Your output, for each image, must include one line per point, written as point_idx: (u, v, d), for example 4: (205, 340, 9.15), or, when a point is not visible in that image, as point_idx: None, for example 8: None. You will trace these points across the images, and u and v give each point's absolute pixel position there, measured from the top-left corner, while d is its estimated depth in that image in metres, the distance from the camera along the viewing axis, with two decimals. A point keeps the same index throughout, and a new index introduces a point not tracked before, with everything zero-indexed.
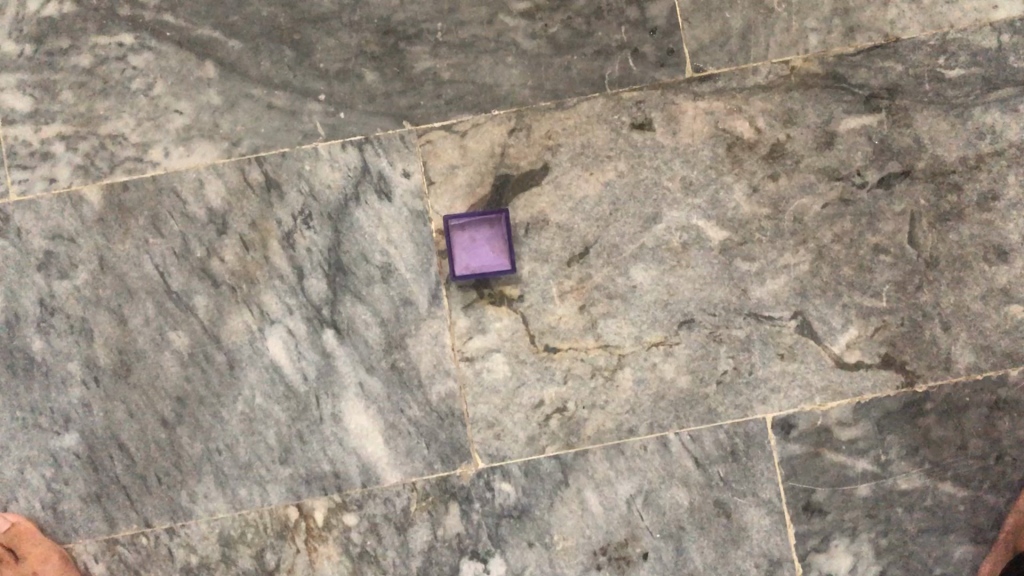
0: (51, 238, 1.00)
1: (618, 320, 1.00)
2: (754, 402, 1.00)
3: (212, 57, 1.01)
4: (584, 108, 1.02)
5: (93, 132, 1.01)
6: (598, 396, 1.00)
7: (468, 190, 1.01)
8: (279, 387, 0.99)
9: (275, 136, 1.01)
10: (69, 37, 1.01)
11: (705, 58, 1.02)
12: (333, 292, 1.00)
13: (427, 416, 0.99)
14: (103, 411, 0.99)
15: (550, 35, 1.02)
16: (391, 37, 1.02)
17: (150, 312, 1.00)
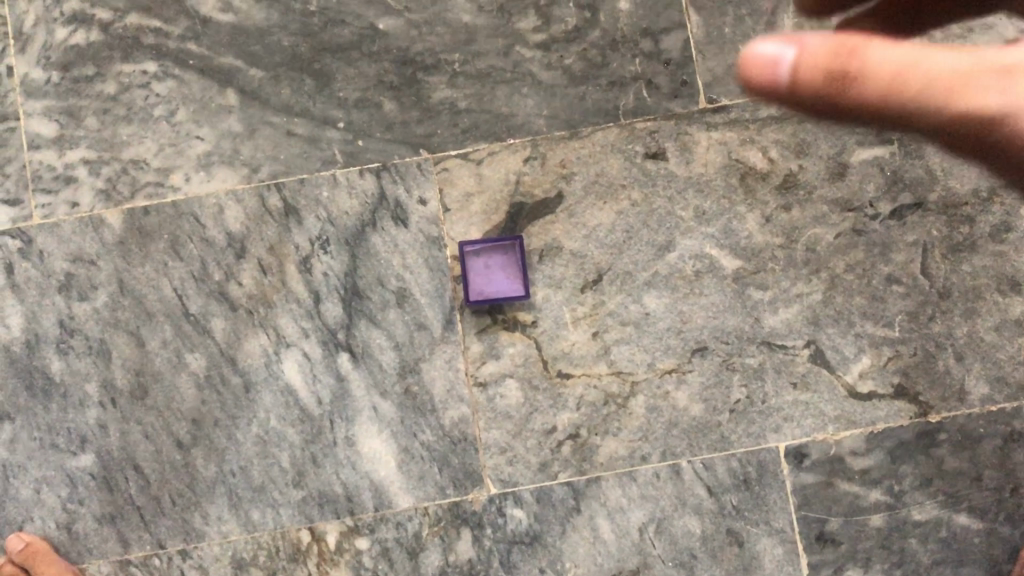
0: (72, 261, 1.01)
1: (631, 347, 1.01)
2: (767, 431, 1.00)
3: (233, 85, 1.03)
4: (598, 138, 1.03)
5: (116, 157, 1.03)
6: (610, 423, 1.00)
7: (483, 217, 1.02)
8: (293, 411, 1.00)
9: (295, 163, 1.03)
10: (94, 65, 1.04)
11: (718, 90, 1.04)
12: (350, 317, 1.01)
13: (440, 441, 1.00)
14: (120, 433, 1.00)
15: (565, 67, 1.04)
16: (410, 67, 1.04)
17: (168, 334, 1.01)
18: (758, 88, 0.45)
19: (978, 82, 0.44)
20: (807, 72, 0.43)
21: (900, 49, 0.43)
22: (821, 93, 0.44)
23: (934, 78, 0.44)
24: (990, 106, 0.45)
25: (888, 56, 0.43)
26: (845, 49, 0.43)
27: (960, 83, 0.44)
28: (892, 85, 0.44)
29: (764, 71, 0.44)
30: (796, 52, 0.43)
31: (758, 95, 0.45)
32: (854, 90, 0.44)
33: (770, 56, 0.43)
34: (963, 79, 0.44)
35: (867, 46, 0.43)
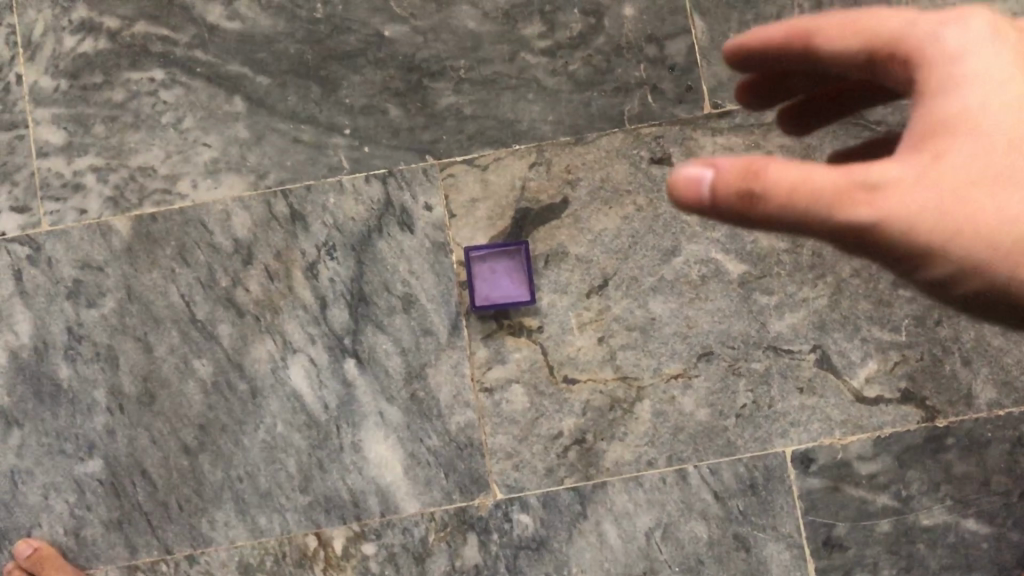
0: (80, 268, 1.02)
1: (637, 352, 1.01)
2: (774, 436, 1.00)
3: (240, 92, 1.04)
4: (603, 143, 1.03)
5: (123, 164, 1.03)
6: (616, 428, 1.00)
7: (489, 222, 1.02)
8: (300, 416, 1.00)
9: (301, 169, 1.03)
10: (102, 72, 1.04)
11: (724, 95, 1.04)
12: (356, 322, 1.01)
13: (446, 446, 1.00)
14: (128, 438, 1.00)
15: (570, 72, 1.04)
16: (415, 74, 1.04)
17: (175, 341, 1.01)
18: (688, 205, 0.52)
19: (879, 194, 0.50)
20: (724, 191, 0.50)
21: (800, 169, 0.50)
22: (737, 208, 0.50)
23: (835, 192, 0.50)
24: (900, 216, 0.50)
25: (789, 175, 0.49)
26: (750, 168, 0.49)
27: (860, 192, 0.50)
28: (794, 198, 0.49)
29: (690, 189, 0.51)
30: (711, 174, 0.50)
31: (690, 209, 0.52)
32: (767, 207, 0.50)
33: (691, 177, 0.51)
34: (862, 190, 0.50)
35: (769, 161, 0.50)
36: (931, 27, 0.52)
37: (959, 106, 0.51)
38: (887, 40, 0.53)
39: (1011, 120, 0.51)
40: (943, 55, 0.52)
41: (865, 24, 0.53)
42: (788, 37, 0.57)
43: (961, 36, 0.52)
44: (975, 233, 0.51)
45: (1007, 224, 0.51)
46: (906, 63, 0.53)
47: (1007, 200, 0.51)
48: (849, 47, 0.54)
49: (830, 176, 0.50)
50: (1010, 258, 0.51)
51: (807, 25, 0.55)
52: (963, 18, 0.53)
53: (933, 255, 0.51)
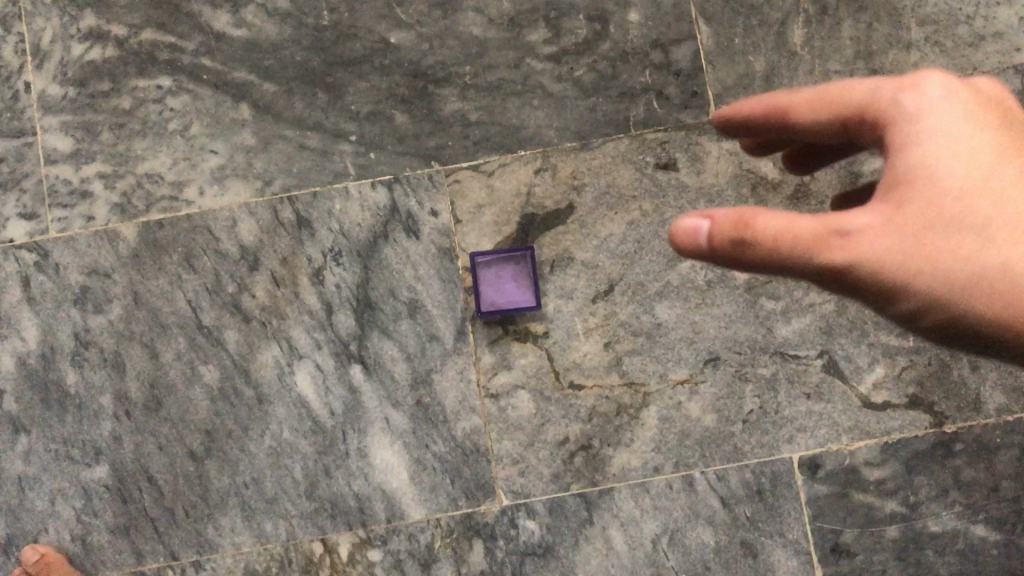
0: (87, 274, 1.02)
1: (643, 358, 1.01)
2: (781, 441, 0.99)
3: (247, 99, 1.04)
4: (609, 149, 1.03)
5: (130, 171, 1.04)
6: (622, 433, 1.00)
7: (494, 228, 1.02)
8: (306, 422, 1.00)
9: (307, 176, 1.04)
10: (109, 80, 1.05)
11: (729, 100, 1.04)
12: (362, 328, 1.01)
13: (452, 452, 1.00)
14: (134, 444, 1.00)
15: (576, 78, 1.04)
16: (421, 80, 1.05)
17: (182, 347, 1.01)
18: (687, 251, 0.58)
19: (854, 240, 0.54)
20: (718, 240, 0.55)
21: (785, 218, 0.54)
22: (731, 252, 0.55)
23: (814, 239, 0.54)
24: (875, 259, 0.54)
25: (776, 223, 0.54)
26: (742, 217, 0.54)
27: (837, 239, 0.54)
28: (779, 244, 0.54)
29: (688, 238, 0.57)
30: (707, 224, 0.56)
31: (689, 256, 0.58)
32: (759, 251, 0.54)
33: (690, 226, 0.56)
34: (838, 237, 0.54)
35: (756, 212, 0.54)
36: (894, 90, 0.56)
37: (921, 159, 0.55)
38: (856, 110, 0.57)
39: (971, 168, 0.55)
40: (905, 116, 0.56)
41: (836, 95, 0.57)
42: (760, 113, 0.61)
43: (921, 96, 0.56)
44: (942, 274, 0.55)
45: (970, 264, 0.55)
46: (873, 128, 0.57)
47: (969, 242, 0.55)
48: (819, 118, 0.58)
49: (811, 223, 0.54)
50: (975, 296, 0.55)
51: (781, 101, 0.59)
52: (923, 77, 0.56)
53: (906, 295, 0.55)
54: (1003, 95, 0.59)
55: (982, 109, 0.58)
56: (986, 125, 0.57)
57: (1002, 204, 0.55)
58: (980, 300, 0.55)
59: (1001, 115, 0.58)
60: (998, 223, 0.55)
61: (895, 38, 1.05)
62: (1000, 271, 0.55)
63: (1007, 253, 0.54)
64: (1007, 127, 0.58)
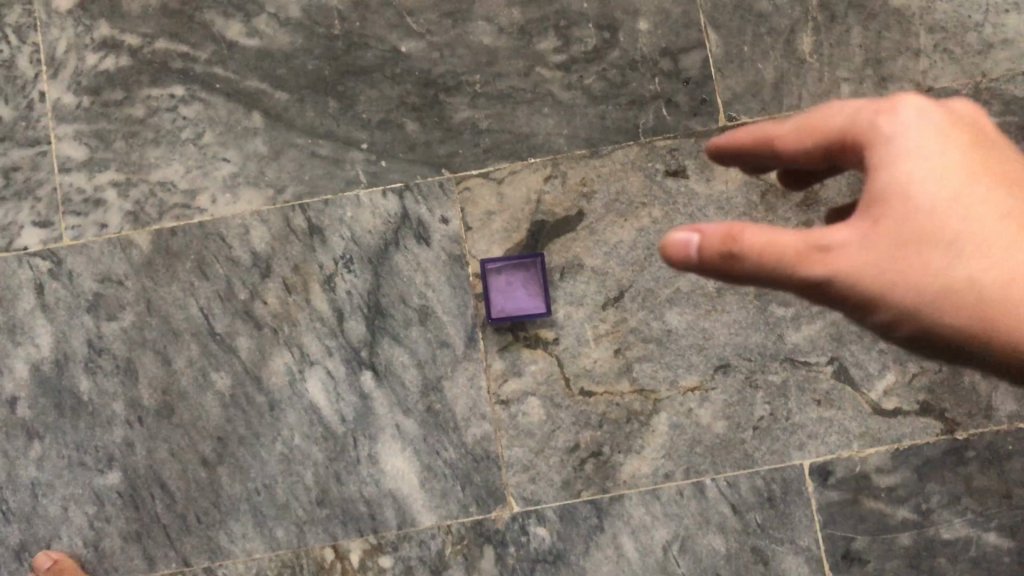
0: (101, 281, 1.03)
1: (653, 364, 1.01)
2: (791, 448, 0.99)
3: (259, 108, 1.05)
4: (618, 156, 1.04)
5: (143, 180, 1.05)
6: (633, 440, 1.00)
7: (504, 235, 1.03)
8: (317, 428, 1.01)
9: (319, 184, 1.04)
10: (123, 89, 1.06)
11: (738, 107, 1.05)
12: (372, 334, 1.02)
13: (462, 459, 1.00)
14: (146, 450, 1.01)
15: (585, 86, 1.05)
16: (431, 89, 1.05)
17: (194, 354, 1.02)
18: (678, 265, 0.58)
19: (833, 254, 0.56)
20: (709, 254, 0.57)
21: (772, 232, 0.56)
22: (720, 266, 0.57)
23: (795, 253, 0.56)
24: (853, 274, 0.56)
25: (761, 237, 0.56)
26: (731, 232, 0.56)
27: (816, 253, 0.56)
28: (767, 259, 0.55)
29: (680, 252, 0.57)
30: (699, 239, 0.57)
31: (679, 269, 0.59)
32: (744, 264, 0.56)
33: (683, 241, 0.57)
34: (818, 252, 0.56)
35: (746, 227, 0.56)
36: (869, 113, 0.57)
37: (896, 179, 0.57)
38: (840, 134, 0.58)
39: (944, 187, 0.57)
40: (882, 137, 0.57)
41: (818, 123, 0.58)
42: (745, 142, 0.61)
43: (899, 118, 0.57)
44: (916, 289, 0.57)
45: (943, 278, 0.56)
46: (856, 150, 0.58)
47: (941, 257, 0.56)
48: (802, 147, 0.59)
49: (793, 237, 0.56)
50: (946, 310, 0.57)
51: (766, 133, 0.60)
52: (899, 101, 0.57)
53: (881, 308, 0.57)
54: (978, 115, 0.60)
55: (956, 129, 0.59)
56: (959, 144, 0.58)
57: (974, 220, 0.56)
58: (951, 314, 0.57)
59: (975, 134, 0.60)
60: (970, 239, 0.56)
61: (904, 45, 1.05)
62: (970, 286, 0.56)
63: (978, 269, 0.56)
64: (981, 145, 0.59)
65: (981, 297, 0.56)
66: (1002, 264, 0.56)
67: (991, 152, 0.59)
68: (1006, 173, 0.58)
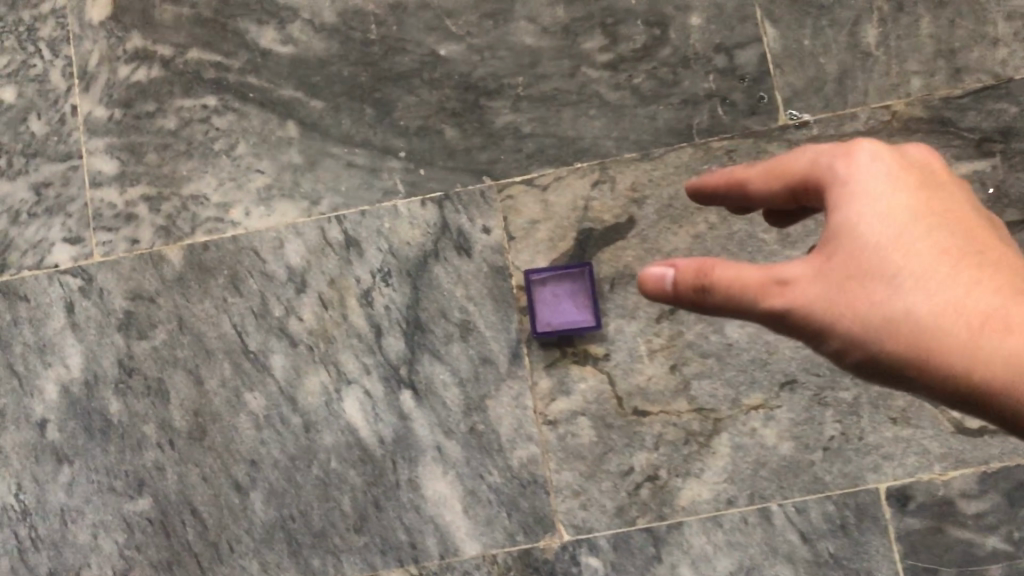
0: (132, 298, 0.99)
1: (713, 381, 0.94)
2: (866, 471, 0.91)
3: (294, 117, 1.01)
4: (671, 159, 0.98)
5: (176, 193, 1.01)
6: (692, 463, 0.93)
7: (550, 245, 0.97)
8: (354, 451, 0.95)
9: (355, 194, 1.00)
10: (155, 100, 1.02)
11: (799, 105, 0.98)
12: (412, 351, 0.96)
13: (508, 483, 0.94)
14: (178, 475, 0.96)
15: (634, 86, 0.99)
16: (472, 93, 1.00)
17: (227, 373, 0.97)
18: (656, 298, 0.61)
19: (789, 286, 0.57)
20: (680, 287, 0.59)
21: (732, 268, 0.57)
22: (692, 299, 0.59)
23: (755, 284, 0.57)
24: (807, 308, 0.56)
25: (726, 272, 0.57)
26: (701, 267, 0.58)
27: (774, 286, 0.57)
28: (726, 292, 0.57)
29: (655, 285, 0.60)
30: (672, 273, 0.59)
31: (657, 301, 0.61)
32: (712, 298, 0.58)
33: (657, 274, 0.60)
34: (776, 284, 0.57)
35: (708, 263, 0.58)
36: (826, 156, 0.58)
37: (846, 215, 0.57)
38: (802, 175, 0.59)
39: (888, 224, 0.56)
40: (836, 178, 0.58)
41: (782, 168, 0.59)
42: (718, 184, 0.62)
43: (851, 161, 0.57)
44: (863, 321, 0.56)
45: (886, 311, 0.55)
46: (816, 190, 0.59)
47: (886, 288, 0.55)
48: (767, 189, 0.60)
49: (754, 271, 0.57)
50: (890, 341, 0.55)
51: (738, 174, 0.61)
52: (854, 145, 0.58)
53: (830, 339, 0.57)
54: (933, 159, 0.60)
55: (908, 171, 0.59)
56: (909, 184, 0.58)
57: (919, 255, 0.56)
58: (895, 346, 0.55)
59: (927, 176, 0.59)
60: (915, 272, 0.55)
61: (979, 34, 0.97)
62: (910, 321, 0.55)
63: (921, 301, 0.55)
64: (929, 186, 0.59)
65: (922, 330, 0.55)
66: (944, 297, 0.55)
67: (940, 194, 0.59)
68: (954, 214, 0.58)
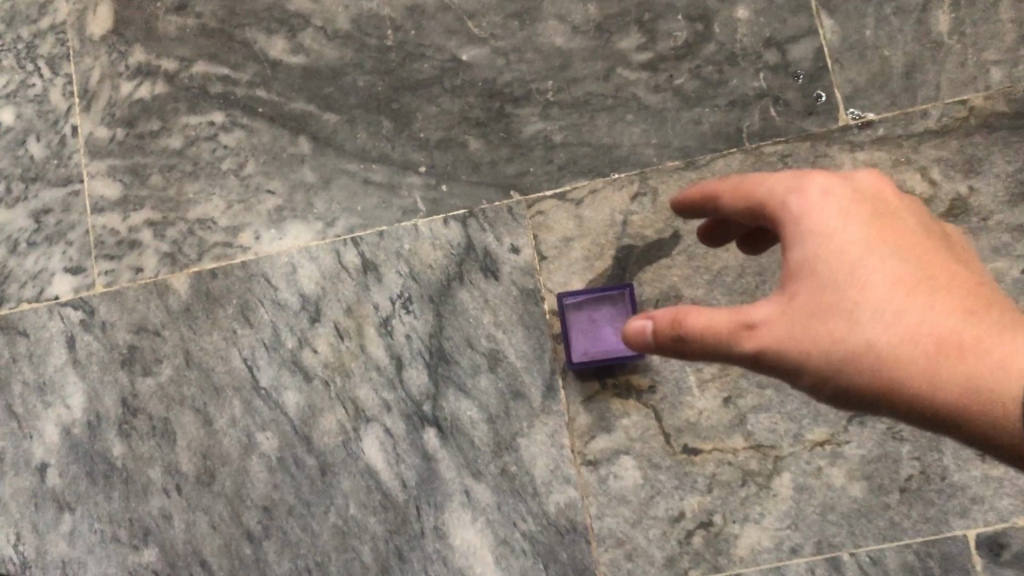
0: (136, 332, 0.92)
1: (772, 414, 0.83)
2: (951, 516, 0.80)
3: (306, 132, 0.93)
4: (719, 166, 0.88)
5: (182, 217, 0.94)
6: (750, 508, 0.82)
7: (586, 265, 0.88)
8: (375, 496, 0.87)
9: (373, 214, 0.91)
10: (160, 119, 0.96)
11: (862, 102, 0.88)
12: (436, 384, 0.88)
13: (544, 531, 0.84)
14: (185, 523, 0.89)
15: (676, 87, 0.90)
16: (497, 100, 0.92)
17: (237, 412, 0.90)
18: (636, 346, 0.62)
19: (757, 327, 0.56)
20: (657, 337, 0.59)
21: (702, 314, 0.57)
22: (671, 348, 0.59)
23: (726, 328, 0.57)
24: (777, 347, 0.56)
25: (698, 319, 0.57)
26: (675, 317, 0.58)
27: (743, 329, 0.56)
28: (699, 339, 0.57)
29: (636, 336, 0.61)
30: (651, 323, 0.60)
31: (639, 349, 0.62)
32: (688, 346, 0.58)
33: (636, 328, 0.60)
34: (746, 328, 0.56)
35: (681, 312, 0.58)
36: (780, 188, 0.58)
37: (803, 252, 0.57)
38: (764, 206, 0.58)
39: (842, 258, 0.56)
40: (792, 213, 0.57)
41: (745, 191, 0.59)
42: (693, 201, 0.62)
43: (805, 195, 0.57)
44: (829, 356, 0.55)
45: (851, 345, 0.55)
46: (777, 222, 0.58)
47: (848, 323, 0.55)
48: (734, 208, 0.60)
49: (724, 314, 0.57)
50: (857, 374, 0.55)
51: (707, 192, 0.61)
52: (806, 177, 0.58)
53: (803, 376, 0.56)
54: (883, 184, 0.59)
55: (861, 200, 0.58)
56: (863, 215, 0.57)
57: (875, 286, 0.55)
58: (863, 380, 0.54)
59: (880, 205, 0.58)
60: (873, 304, 0.55)
61: None
62: (875, 353, 0.54)
63: (881, 331, 0.54)
64: (883, 214, 0.58)
65: (884, 361, 0.54)
66: (902, 326, 0.54)
67: (894, 222, 0.58)
68: (909, 242, 0.57)
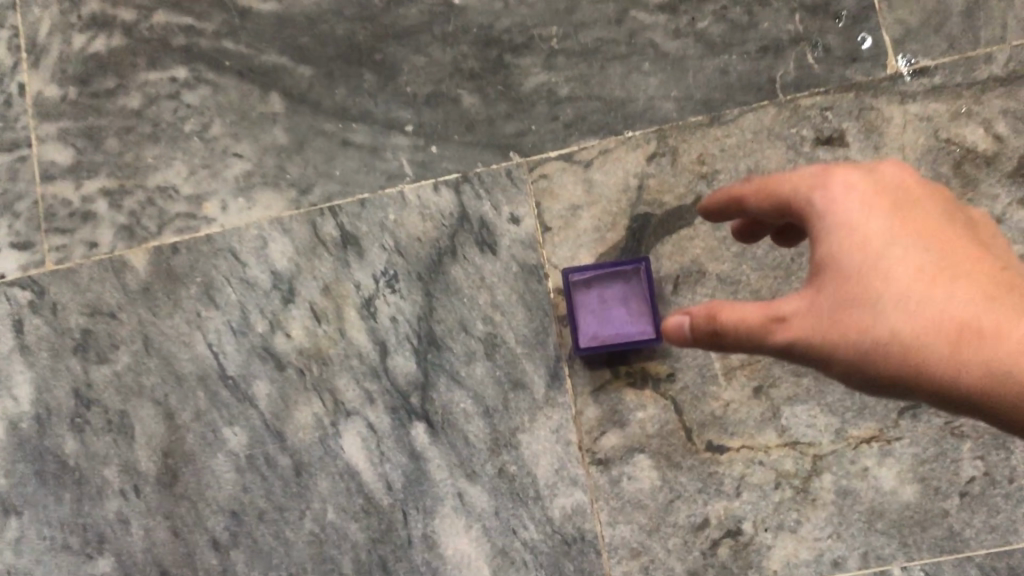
0: (89, 314, 0.82)
1: (811, 407, 0.72)
2: (1020, 525, 0.69)
3: (278, 88, 0.83)
4: (749, 122, 0.77)
5: (140, 185, 0.83)
6: (785, 515, 0.71)
7: (596, 237, 0.77)
8: (356, 500, 0.77)
9: (354, 179, 0.81)
10: (115, 75, 0.85)
11: (914, 47, 0.76)
12: (425, 373, 0.77)
13: (547, 540, 0.74)
14: (145, 530, 0.79)
15: (699, 32, 0.78)
16: (494, 49, 0.80)
17: (201, 405, 0.79)
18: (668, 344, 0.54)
19: (788, 319, 0.48)
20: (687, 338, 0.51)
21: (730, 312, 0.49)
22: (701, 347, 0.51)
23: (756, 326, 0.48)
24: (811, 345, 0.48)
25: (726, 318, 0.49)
26: (703, 316, 0.50)
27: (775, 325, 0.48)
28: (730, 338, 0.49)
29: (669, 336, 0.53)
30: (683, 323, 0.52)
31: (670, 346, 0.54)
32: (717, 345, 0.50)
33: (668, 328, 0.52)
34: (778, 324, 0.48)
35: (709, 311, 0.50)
36: (804, 184, 0.49)
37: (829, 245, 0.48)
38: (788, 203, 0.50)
39: (874, 251, 0.47)
40: (817, 208, 0.49)
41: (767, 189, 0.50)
42: (712, 204, 0.54)
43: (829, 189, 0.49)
44: (861, 351, 0.47)
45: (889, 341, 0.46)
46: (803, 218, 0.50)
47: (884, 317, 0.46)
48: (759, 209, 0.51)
49: (752, 311, 0.49)
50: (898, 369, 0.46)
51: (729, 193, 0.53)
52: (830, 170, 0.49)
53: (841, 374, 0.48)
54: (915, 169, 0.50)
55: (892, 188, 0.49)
56: (892, 198, 0.49)
57: (906, 271, 0.47)
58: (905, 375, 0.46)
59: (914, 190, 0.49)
60: (907, 292, 0.46)
61: None
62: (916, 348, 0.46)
63: (918, 323, 0.46)
64: (916, 193, 0.49)
65: (921, 354, 0.46)
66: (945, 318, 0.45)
67: (926, 203, 0.49)
68: (944, 224, 0.48)
